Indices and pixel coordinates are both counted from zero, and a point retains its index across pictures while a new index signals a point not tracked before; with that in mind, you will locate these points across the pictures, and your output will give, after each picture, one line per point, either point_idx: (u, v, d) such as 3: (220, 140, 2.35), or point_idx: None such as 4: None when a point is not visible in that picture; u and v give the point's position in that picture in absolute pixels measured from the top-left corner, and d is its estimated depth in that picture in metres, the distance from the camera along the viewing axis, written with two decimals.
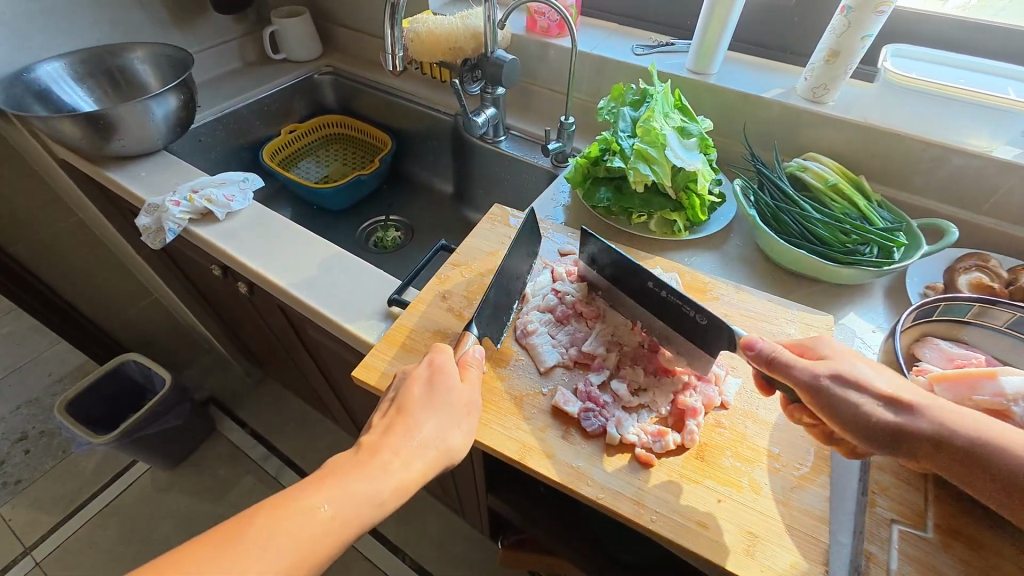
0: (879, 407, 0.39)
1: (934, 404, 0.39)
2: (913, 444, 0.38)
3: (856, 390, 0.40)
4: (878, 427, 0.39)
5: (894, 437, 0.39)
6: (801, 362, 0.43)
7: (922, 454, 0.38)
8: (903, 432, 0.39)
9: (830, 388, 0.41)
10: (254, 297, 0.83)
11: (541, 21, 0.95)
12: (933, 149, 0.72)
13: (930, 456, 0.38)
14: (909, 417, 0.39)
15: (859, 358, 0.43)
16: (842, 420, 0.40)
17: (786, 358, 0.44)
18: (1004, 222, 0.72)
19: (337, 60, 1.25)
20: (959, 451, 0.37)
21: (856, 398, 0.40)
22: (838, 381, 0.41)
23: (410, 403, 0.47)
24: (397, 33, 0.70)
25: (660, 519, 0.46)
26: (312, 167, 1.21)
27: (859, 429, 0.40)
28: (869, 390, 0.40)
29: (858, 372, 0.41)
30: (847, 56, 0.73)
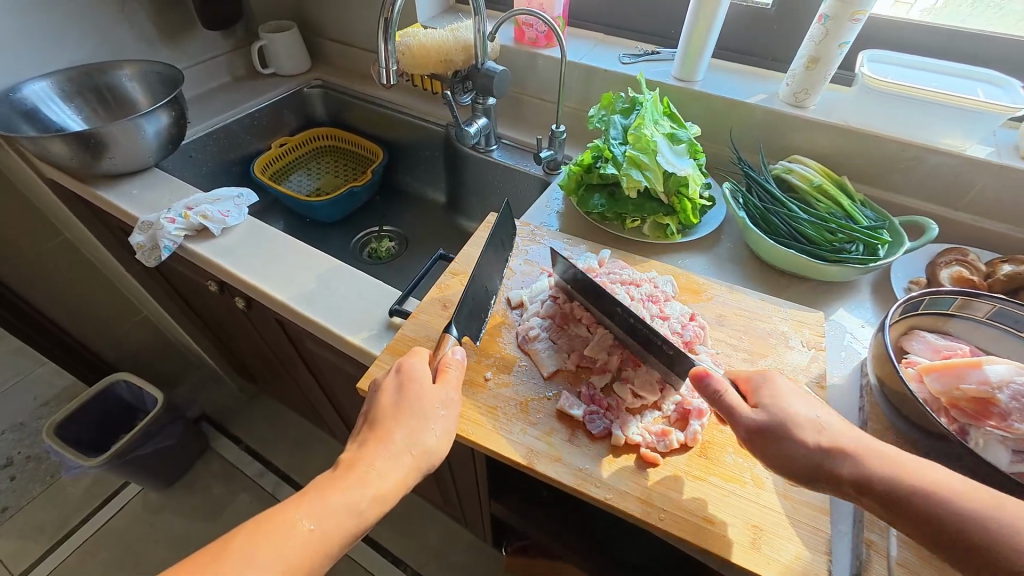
0: (813, 452, 0.41)
1: (862, 449, 0.40)
2: (845, 489, 0.40)
3: (789, 436, 0.42)
4: (810, 468, 0.41)
5: (825, 476, 0.41)
6: (740, 408, 0.45)
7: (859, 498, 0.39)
8: (833, 479, 0.40)
9: (765, 439, 0.43)
10: (251, 312, 0.83)
11: (529, 33, 0.97)
12: (911, 150, 0.75)
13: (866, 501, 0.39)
14: (833, 458, 0.41)
15: (798, 398, 0.45)
16: (781, 465, 0.43)
17: (731, 402, 0.45)
18: (978, 217, 0.76)
19: (325, 73, 1.26)
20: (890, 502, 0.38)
21: (789, 442, 0.42)
22: (770, 432, 0.43)
23: (382, 414, 0.48)
24: (391, 47, 0.71)
25: (669, 517, 0.46)
26: (303, 180, 1.21)
27: (796, 471, 0.42)
28: (801, 436, 0.42)
29: (794, 416, 0.43)
30: (825, 63, 0.76)
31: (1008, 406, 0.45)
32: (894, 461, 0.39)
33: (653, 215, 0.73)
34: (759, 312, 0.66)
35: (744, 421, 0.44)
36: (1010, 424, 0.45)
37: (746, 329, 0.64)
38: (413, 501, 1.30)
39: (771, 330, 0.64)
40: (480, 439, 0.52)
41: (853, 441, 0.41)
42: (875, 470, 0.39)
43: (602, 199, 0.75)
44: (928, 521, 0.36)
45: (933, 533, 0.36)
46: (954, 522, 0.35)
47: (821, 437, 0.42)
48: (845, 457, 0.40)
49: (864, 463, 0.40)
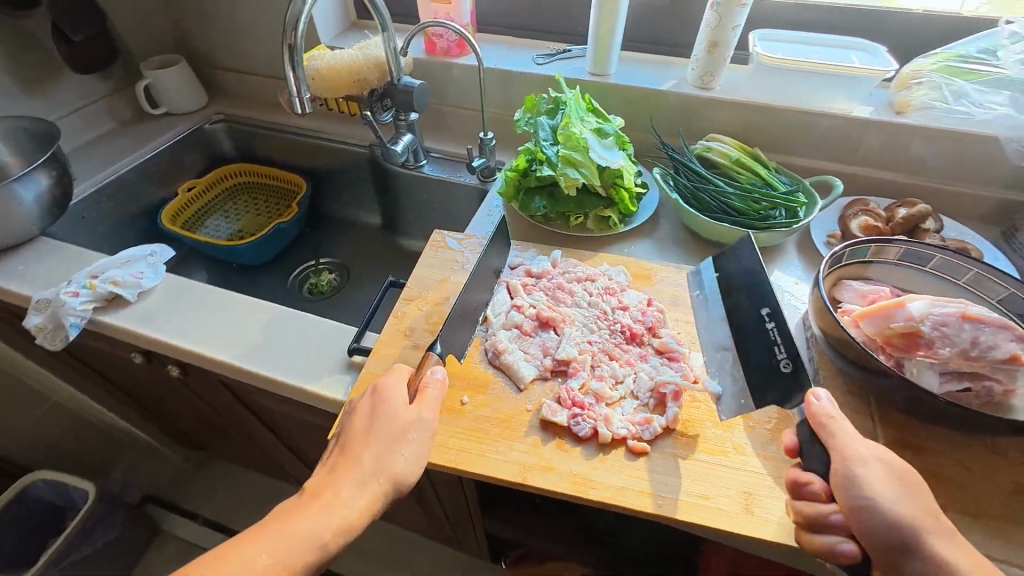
0: (917, 510, 0.40)
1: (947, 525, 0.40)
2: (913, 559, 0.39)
3: (894, 486, 0.41)
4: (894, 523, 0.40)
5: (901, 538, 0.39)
6: (854, 440, 0.43)
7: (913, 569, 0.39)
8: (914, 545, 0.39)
9: (865, 474, 0.41)
10: (189, 378, 0.74)
11: (440, 43, 0.96)
12: (808, 117, 0.82)
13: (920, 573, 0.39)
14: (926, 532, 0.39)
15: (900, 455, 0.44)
16: (868, 510, 0.40)
17: (843, 428, 0.44)
18: (871, 169, 0.85)
19: (226, 106, 1.17)
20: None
21: (889, 495, 0.40)
22: (881, 471, 0.41)
23: (352, 439, 0.48)
24: (299, 74, 0.66)
25: (667, 503, 0.47)
26: (221, 223, 1.12)
27: (874, 524, 0.40)
28: (911, 496, 0.41)
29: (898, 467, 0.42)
30: (723, 46, 0.81)
31: (930, 336, 0.51)
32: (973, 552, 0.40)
33: (594, 209, 0.75)
34: None
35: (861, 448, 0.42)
36: (935, 351, 0.51)
37: None
38: (400, 536, 1.25)
39: None
40: (470, 465, 0.50)
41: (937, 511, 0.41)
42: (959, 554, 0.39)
43: (543, 201, 0.76)
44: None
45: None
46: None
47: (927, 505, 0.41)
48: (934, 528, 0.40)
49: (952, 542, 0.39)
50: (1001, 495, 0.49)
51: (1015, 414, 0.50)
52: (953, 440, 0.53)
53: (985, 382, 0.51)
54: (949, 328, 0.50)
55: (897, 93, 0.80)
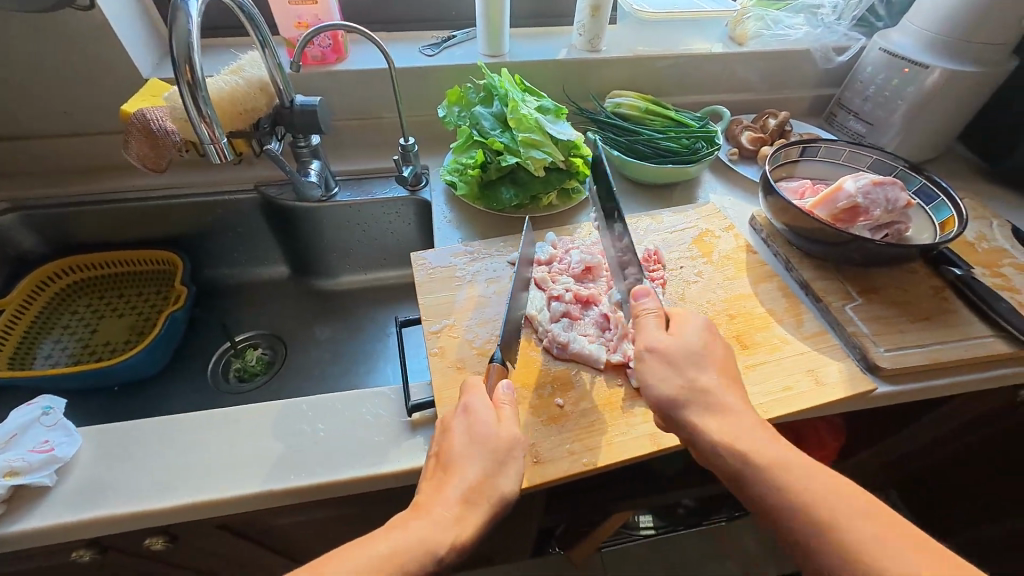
0: (676, 385, 0.48)
1: (734, 410, 0.47)
2: (723, 466, 0.45)
3: (700, 406, 0.47)
4: (700, 439, 0.46)
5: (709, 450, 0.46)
6: (648, 329, 0.52)
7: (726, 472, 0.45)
8: (717, 455, 0.45)
9: (673, 401, 0.48)
10: (172, 544, 0.55)
11: (313, 51, 0.83)
12: (681, 60, 0.95)
13: (731, 476, 0.45)
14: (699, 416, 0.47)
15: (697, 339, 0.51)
16: (681, 427, 0.47)
17: (643, 320, 0.53)
18: (731, 94, 1.03)
19: (7, 189, 0.84)
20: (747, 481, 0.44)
21: (664, 376, 0.49)
22: (658, 357, 0.50)
23: (453, 456, 0.45)
24: (212, 112, 0.51)
25: (767, 405, 0.55)
26: (70, 343, 0.82)
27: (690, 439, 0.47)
28: (714, 409, 0.47)
29: (687, 348, 0.50)
30: (605, 8, 0.88)
31: (866, 206, 0.66)
32: (773, 448, 0.45)
33: (562, 184, 0.76)
34: (680, 222, 0.77)
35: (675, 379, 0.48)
36: (870, 214, 0.66)
37: (684, 239, 0.74)
38: None
39: (698, 231, 0.76)
40: (607, 459, 0.50)
41: (747, 424, 0.46)
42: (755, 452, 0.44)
43: (511, 189, 0.74)
44: (770, 498, 0.43)
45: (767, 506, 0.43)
46: (781, 498, 0.42)
47: (728, 415, 0.46)
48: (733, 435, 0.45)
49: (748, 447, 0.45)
50: (931, 299, 0.67)
51: (916, 242, 0.69)
52: (888, 274, 0.70)
53: (897, 226, 0.68)
54: (872, 194, 0.65)
55: (734, 28, 0.96)
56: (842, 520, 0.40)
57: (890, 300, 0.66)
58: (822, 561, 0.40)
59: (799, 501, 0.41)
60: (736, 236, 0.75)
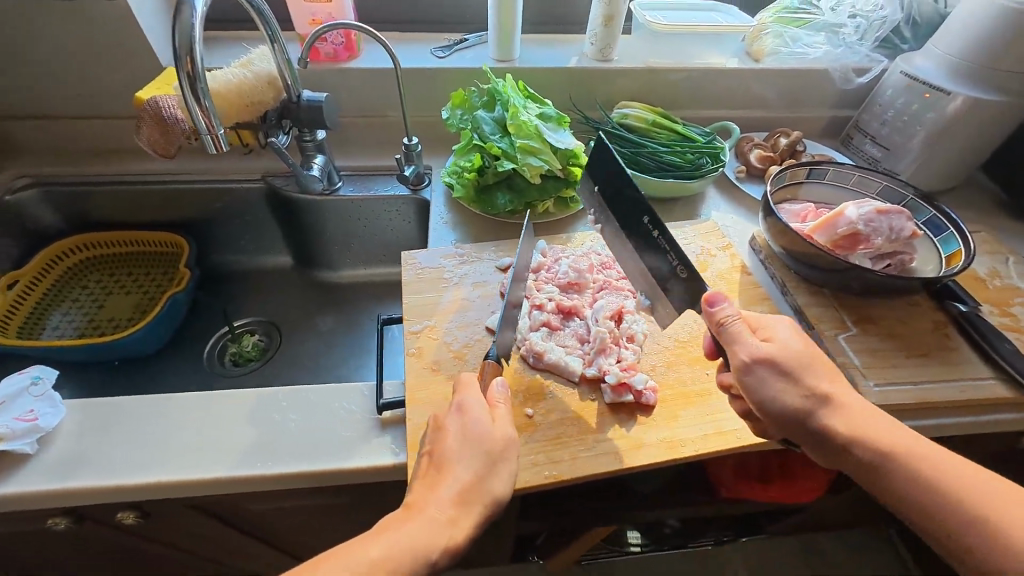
0: (801, 397, 0.48)
1: (856, 410, 0.48)
2: (822, 431, 0.48)
3: (788, 379, 0.48)
4: (795, 412, 0.48)
5: (805, 419, 0.48)
6: (747, 338, 0.49)
7: (824, 438, 0.48)
8: (814, 421, 0.48)
9: (764, 375, 0.48)
10: (147, 520, 0.57)
11: (325, 48, 0.85)
12: (693, 74, 0.94)
13: (828, 442, 0.48)
14: (835, 416, 0.48)
15: (798, 340, 0.51)
16: (768, 404, 0.48)
17: (734, 331, 0.50)
18: (745, 110, 1.01)
19: (30, 165, 0.88)
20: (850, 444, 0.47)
21: (785, 386, 0.48)
22: (770, 368, 0.48)
23: (446, 457, 0.45)
24: (208, 105, 0.53)
25: (744, 432, 0.53)
26: (76, 317, 0.86)
27: (778, 412, 0.48)
28: (800, 381, 0.48)
29: (793, 358, 0.49)
30: (618, 18, 0.87)
31: (867, 232, 0.63)
32: (862, 414, 0.48)
33: (558, 192, 0.76)
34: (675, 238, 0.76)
35: (757, 356, 0.48)
36: (871, 242, 0.64)
37: None
38: None
39: (693, 248, 0.74)
40: (570, 473, 0.49)
41: (837, 391, 0.49)
42: (850, 418, 0.48)
43: (506, 195, 0.74)
44: (872, 459, 0.47)
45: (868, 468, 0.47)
46: (889, 458, 0.46)
47: (819, 385, 0.48)
48: (829, 404, 0.48)
49: (843, 411, 0.48)
50: (932, 334, 0.65)
51: (920, 274, 0.67)
52: (889, 305, 0.68)
53: (900, 255, 0.66)
54: (875, 222, 0.63)
55: (752, 44, 0.96)
56: (985, 506, 0.44)
57: (887, 332, 0.64)
58: (916, 502, 0.46)
59: (901, 459, 0.46)
60: (732, 256, 0.74)
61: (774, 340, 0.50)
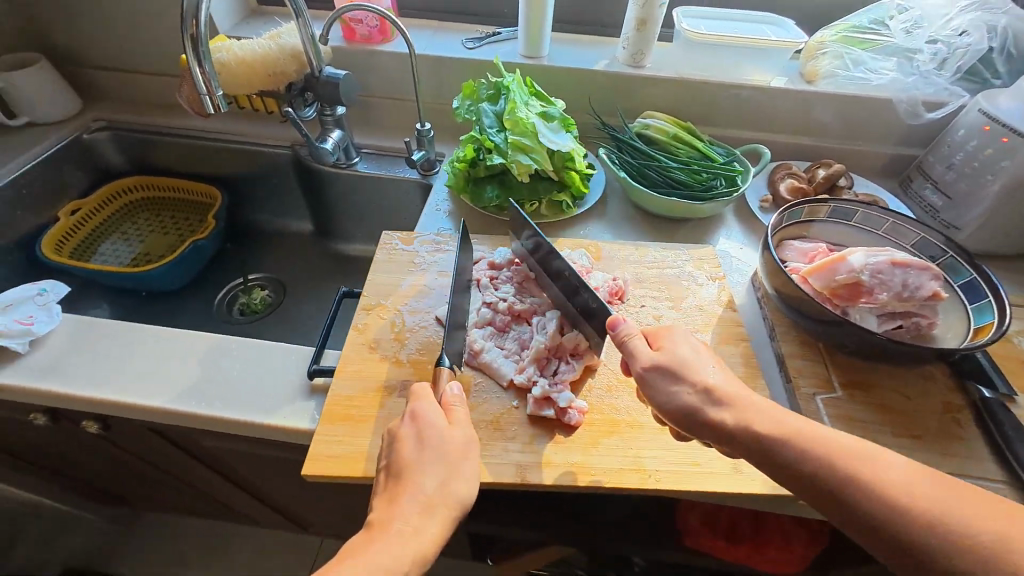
0: (694, 396, 0.46)
1: (762, 413, 0.45)
2: (718, 429, 0.45)
3: (672, 377, 0.47)
4: (685, 409, 0.46)
5: (697, 416, 0.45)
6: (638, 346, 0.49)
7: (726, 437, 0.45)
8: (707, 418, 0.45)
9: (654, 378, 0.47)
10: (112, 431, 0.64)
11: (360, 29, 0.89)
12: (732, 89, 0.87)
13: (731, 439, 0.44)
14: (734, 414, 0.45)
15: (686, 345, 0.50)
16: (661, 403, 0.47)
17: (631, 340, 0.50)
18: (790, 135, 0.91)
19: (108, 111, 1.01)
20: (752, 441, 0.44)
21: (677, 388, 0.46)
22: (659, 371, 0.47)
23: (406, 468, 0.44)
24: (209, 69, 0.58)
25: (663, 476, 0.49)
26: (119, 247, 0.97)
27: (671, 411, 0.46)
28: (687, 378, 0.47)
29: (683, 363, 0.48)
30: (652, 23, 0.82)
31: (871, 284, 0.56)
32: (760, 408, 0.45)
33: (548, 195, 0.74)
34: (664, 260, 0.71)
35: (641, 363, 0.48)
36: (875, 297, 0.56)
37: (658, 279, 0.69)
38: None
39: (679, 273, 0.69)
40: None
41: (729, 388, 0.47)
42: (744, 412, 0.45)
43: (494, 190, 0.73)
44: (782, 456, 0.43)
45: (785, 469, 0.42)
46: (801, 456, 0.42)
47: (705, 382, 0.47)
48: (719, 400, 0.46)
49: (736, 406, 0.45)
50: (938, 416, 0.55)
51: (938, 343, 0.57)
52: (894, 372, 0.59)
53: (913, 317, 0.57)
54: (884, 274, 0.56)
55: (807, 63, 0.86)
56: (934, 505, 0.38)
57: (880, 402, 0.56)
58: (867, 517, 0.39)
59: (810, 452, 0.42)
60: (721, 289, 0.68)
61: (664, 347, 0.50)
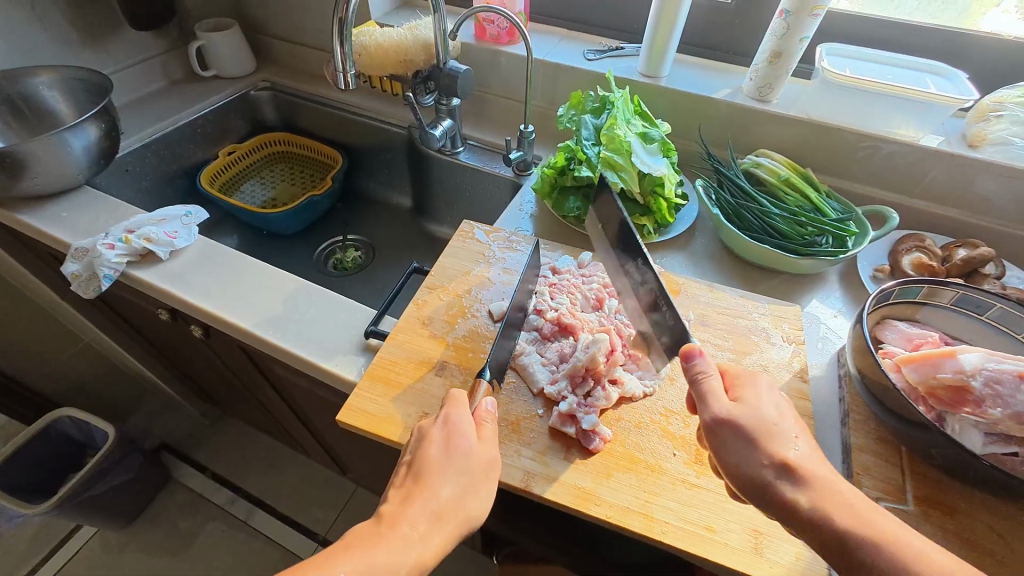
0: (762, 464, 0.41)
1: (834, 494, 0.40)
2: (788, 507, 0.40)
3: (750, 445, 0.42)
4: (756, 483, 0.41)
5: (770, 493, 0.41)
6: (719, 403, 0.43)
7: (796, 520, 0.40)
8: (781, 496, 0.40)
9: (726, 436, 0.42)
10: (211, 339, 0.77)
11: (491, 29, 0.94)
12: (868, 141, 0.77)
13: (803, 524, 0.40)
14: (799, 490, 0.40)
15: (772, 408, 0.44)
16: (729, 469, 0.42)
17: (710, 390, 0.44)
18: (935, 204, 0.79)
19: (273, 73, 1.19)
20: (825, 533, 0.39)
21: (748, 453, 0.42)
22: (735, 433, 0.42)
23: (427, 469, 0.45)
24: (347, 49, 0.69)
25: (671, 530, 0.46)
26: (256, 189, 1.13)
27: (737, 475, 0.42)
28: (765, 449, 0.41)
29: (767, 432, 0.42)
30: (788, 57, 0.76)
31: (981, 393, 0.47)
32: (846, 496, 0.40)
33: (629, 216, 0.73)
34: (738, 310, 0.66)
35: (716, 415, 0.43)
36: (984, 410, 0.47)
37: (726, 327, 0.64)
38: None
39: (751, 327, 0.64)
40: None
41: (814, 466, 0.41)
42: (823, 500, 0.39)
43: (576, 202, 0.73)
44: (858, 556, 0.38)
45: (841, 557, 0.38)
46: (875, 559, 0.37)
47: (783, 456, 0.41)
48: (797, 479, 0.40)
49: (817, 488, 0.40)
50: None
51: None
52: (993, 505, 0.49)
53: None
54: (1004, 386, 0.47)
55: (972, 125, 0.75)
56: None
57: (962, 534, 0.47)
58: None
59: (893, 557, 0.37)
60: (795, 355, 0.61)
61: (742, 399, 0.44)
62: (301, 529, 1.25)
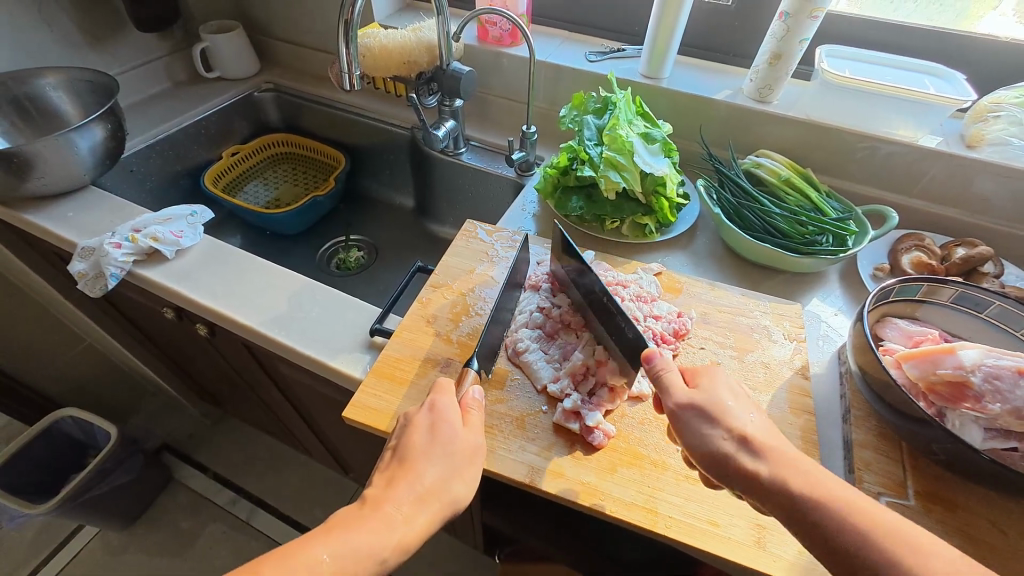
0: (721, 438, 0.42)
1: (791, 461, 0.41)
2: (747, 476, 0.41)
3: (708, 422, 0.43)
4: (717, 455, 0.42)
5: (730, 465, 0.42)
6: (676, 385, 0.46)
7: (758, 490, 0.41)
8: (740, 466, 0.41)
9: (687, 417, 0.44)
10: (216, 339, 0.77)
11: (493, 31, 0.95)
12: (868, 142, 0.78)
13: (764, 494, 0.40)
14: (756, 458, 0.41)
15: (726, 387, 0.46)
16: (691, 444, 0.44)
17: (669, 376, 0.46)
18: (933, 204, 0.80)
19: (277, 75, 1.19)
20: (783, 498, 0.39)
21: (707, 429, 0.43)
22: (693, 412, 0.44)
23: (411, 454, 0.45)
24: (352, 50, 0.70)
25: (675, 525, 0.47)
26: (259, 190, 1.14)
27: (699, 452, 0.43)
28: (722, 423, 0.43)
29: (721, 408, 0.44)
30: (787, 59, 0.77)
31: (981, 389, 0.48)
32: (800, 463, 0.41)
33: (631, 215, 0.73)
34: (740, 308, 0.67)
35: (675, 399, 0.45)
36: (984, 405, 0.48)
37: (728, 325, 0.65)
38: None
39: (753, 325, 0.65)
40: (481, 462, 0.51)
41: (769, 438, 0.42)
42: (780, 465, 0.40)
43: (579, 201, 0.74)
44: (815, 521, 0.38)
45: (818, 533, 0.38)
46: (836, 523, 0.37)
47: (739, 427, 0.43)
48: (755, 450, 0.42)
49: (771, 456, 0.41)
50: None
51: None
52: (992, 499, 0.49)
53: None
54: (1003, 381, 0.47)
55: (970, 125, 0.75)
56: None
57: (960, 527, 0.47)
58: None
59: (858, 528, 0.36)
60: (796, 352, 0.62)
61: (700, 382, 0.46)
62: (303, 528, 1.25)
